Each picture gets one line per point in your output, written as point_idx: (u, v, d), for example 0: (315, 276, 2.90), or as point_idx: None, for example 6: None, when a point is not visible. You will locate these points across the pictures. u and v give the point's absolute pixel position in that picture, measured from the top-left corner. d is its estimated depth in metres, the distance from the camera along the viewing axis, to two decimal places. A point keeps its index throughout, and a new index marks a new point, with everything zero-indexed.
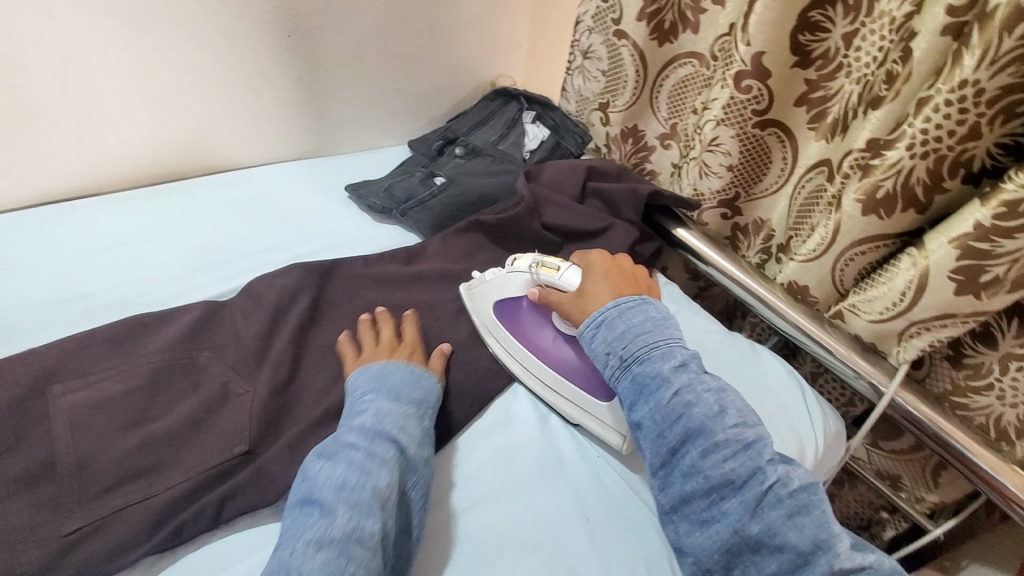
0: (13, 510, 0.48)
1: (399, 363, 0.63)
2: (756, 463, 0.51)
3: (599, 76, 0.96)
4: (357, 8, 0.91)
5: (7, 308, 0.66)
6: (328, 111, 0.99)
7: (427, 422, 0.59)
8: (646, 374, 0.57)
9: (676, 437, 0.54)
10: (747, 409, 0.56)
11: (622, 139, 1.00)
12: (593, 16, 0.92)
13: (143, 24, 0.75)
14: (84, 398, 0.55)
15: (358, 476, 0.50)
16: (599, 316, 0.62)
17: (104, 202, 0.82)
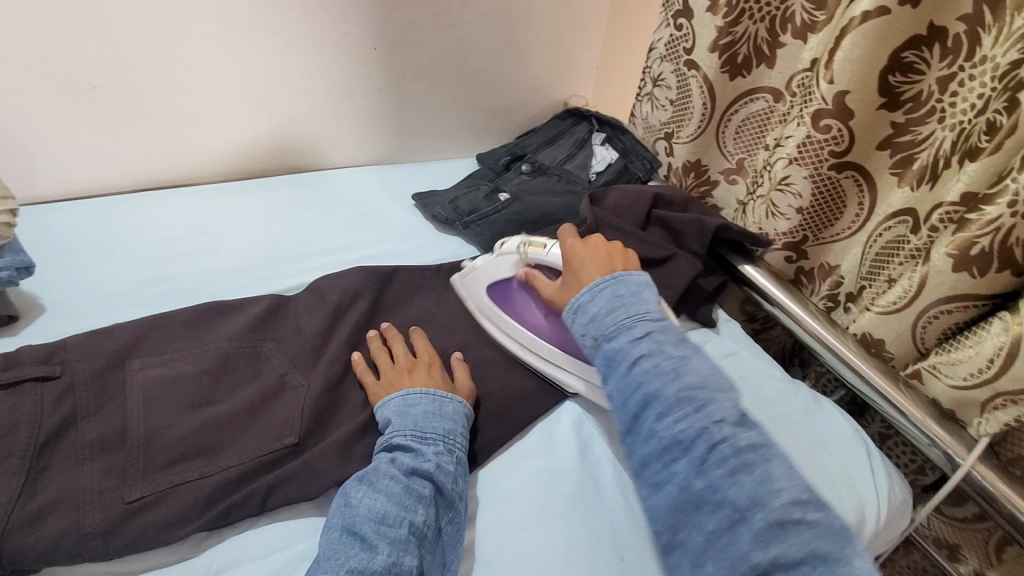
0: (86, 473, 0.51)
1: (421, 389, 0.61)
2: (705, 423, 0.50)
3: (666, 105, 0.96)
4: (441, 26, 0.94)
5: (102, 284, 0.72)
6: (405, 121, 1.03)
7: (462, 451, 0.59)
8: (612, 345, 0.57)
9: (635, 402, 0.53)
10: (711, 373, 0.54)
11: (684, 171, 0.98)
12: (665, 45, 0.91)
13: (245, 31, 0.81)
14: (158, 375, 0.59)
15: (397, 511, 0.51)
16: (576, 301, 0.62)
17: (196, 193, 0.88)
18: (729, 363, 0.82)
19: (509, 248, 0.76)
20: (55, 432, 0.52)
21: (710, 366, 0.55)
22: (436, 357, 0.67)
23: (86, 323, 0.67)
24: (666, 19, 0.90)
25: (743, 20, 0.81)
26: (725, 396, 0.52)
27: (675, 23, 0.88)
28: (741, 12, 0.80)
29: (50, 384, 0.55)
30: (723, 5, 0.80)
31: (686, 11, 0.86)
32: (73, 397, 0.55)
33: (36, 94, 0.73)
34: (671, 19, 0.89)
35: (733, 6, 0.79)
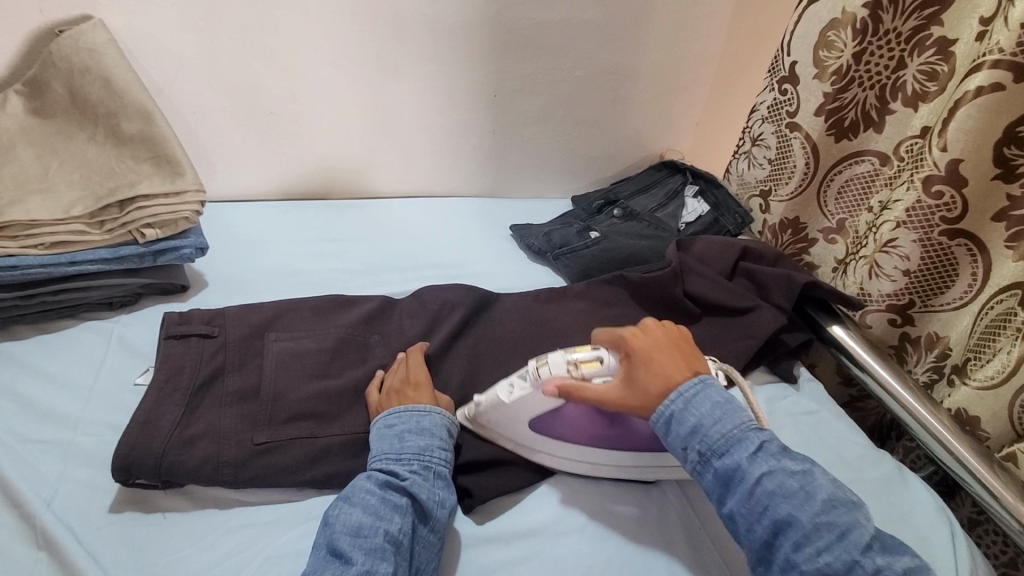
0: (227, 414, 0.62)
1: (400, 407, 0.64)
2: (852, 553, 0.50)
3: (765, 164, 0.99)
4: (554, 80, 1.05)
5: (250, 270, 0.87)
6: (509, 162, 1.14)
7: (439, 464, 0.61)
8: (730, 467, 0.55)
9: (766, 530, 0.52)
10: (837, 489, 0.54)
11: (781, 228, 1.00)
12: (768, 107, 0.95)
13: (388, 75, 0.95)
14: (289, 347, 0.70)
15: (373, 521, 0.53)
16: (666, 409, 0.59)
17: (329, 206, 1.03)
18: (808, 420, 0.81)
19: (552, 368, 0.62)
20: (208, 378, 0.65)
21: (832, 479, 0.55)
22: (424, 377, 0.68)
23: (236, 301, 0.81)
24: (771, 83, 0.94)
25: (852, 87, 0.84)
26: (861, 517, 0.52)
27: (781, 87, 0.92)
28: (851, 78, 0.83)
29: (209, 341, 0.68)
30: (832, 72, 0.84)
31: (792, 77, 0.90)
32: (224, 354, 0.67)
33: (226, 114, 0.91)
34: (776, 83, 0.93)
35: (842, 74, 0.83)
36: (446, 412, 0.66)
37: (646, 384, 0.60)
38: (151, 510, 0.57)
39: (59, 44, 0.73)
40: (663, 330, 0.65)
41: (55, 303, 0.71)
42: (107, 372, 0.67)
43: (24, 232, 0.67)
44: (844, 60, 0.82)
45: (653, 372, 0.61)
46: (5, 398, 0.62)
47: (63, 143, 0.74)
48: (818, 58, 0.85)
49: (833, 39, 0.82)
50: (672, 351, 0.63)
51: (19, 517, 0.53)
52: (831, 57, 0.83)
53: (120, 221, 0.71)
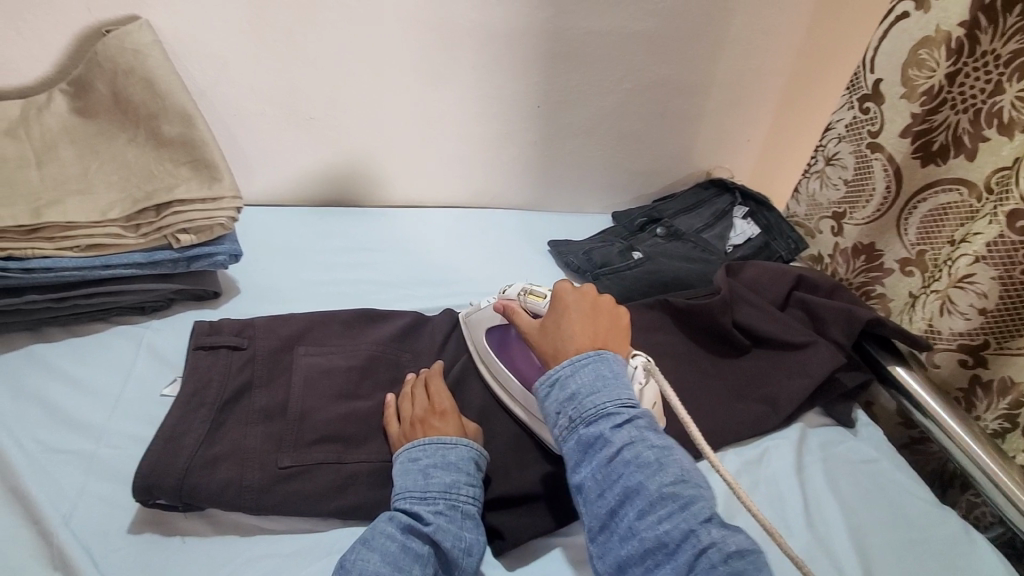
0: (253, 434, 0.60)
1: (426, 438, 0.59)
2: (690, 524, 0.46)
3: (840, 185, 0.92)
4: (601, 92, 1.01)
5: (282, 279, 0.85)
6: (550, 176, 1.10)
7: (467, 503, 0.56)
8: (591, 433, 0.52)
9: (614, 496, 0.50)
10: (691, 468, 0.51)
11: (852, 254, 0.93)
12: (846, 125, 0.90)
13: (430, 84, 0.93)
14: (319, 362, 0.67)
15: (390, 573, 0.49)
16: (554, 374, 0.57)
17: (364, 214, 1.01)
18: (865, 471, 0.75)
19: (509, 293, 0.71)
20: (234, 394, 0.62)
21: (690, 459, 0.52)
22: (450, 404, 0.63)
23: (268, 310, 0.79)
24: (851, 101, 0.89)
25: (943, 109, 0.78)
26: (707, 496, 0.49)
27: (861, 106, 0.87)
28: (942, 100, 0.77)
29: (238, 353, 0.66)
30: (921, 93, 0.79)
31: (875, 95, 0.85)
32: (252, 367, 0.65)
33: (265, 118, 0.90)
34: (856, 101, 0.88)
35: (933, 94, 0.78)
36: (475, 443, 0.61)
37: (551, 326, 0.61)
38: (169, 533, 0.55)
39: (105, 43, 0.72)
40: (605, 299, 0.64)
41: (87, 306, 0.70)
42: (134, 380, 0.65)
43: (59, 233, 0.66)
44: (936, 80, 0.77)
45: (562, 319, 0.61)
46: (32, 404, 0.61)
47: (104, 143, 0.73)
48: (906, 77, 0.80)
49: (924, 57, 0.77)
50: (593, 318, 0.62)
51: (36, 533, 0.51)
52: (921, 76, 0.78)
53: (155, 224, 0.70)
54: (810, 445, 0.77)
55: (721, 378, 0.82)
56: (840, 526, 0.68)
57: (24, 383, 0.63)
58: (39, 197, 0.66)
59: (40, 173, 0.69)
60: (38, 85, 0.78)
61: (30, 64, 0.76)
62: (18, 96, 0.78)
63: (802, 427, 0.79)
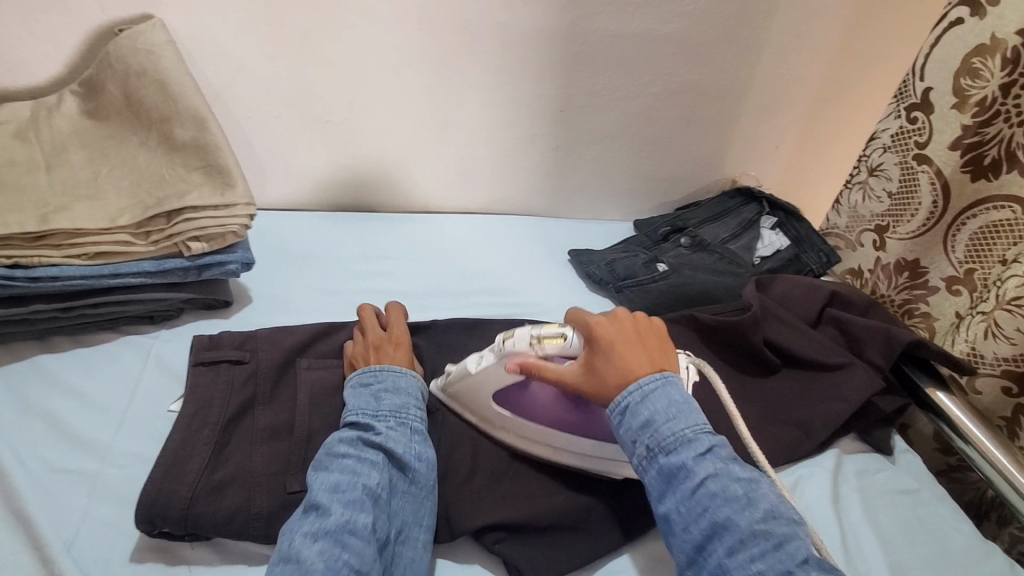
0: (260, 456, 0.57)
1: (377, 363, 0.62)
2: (788, 565, 0.44)
3: (884, 197, 0.88)
4: (628, 96, 0.97)
5: (295, 288, 0.82)
6: (571, 182, 1.07)
7: (415, 418, 0.59)
8: (674, 461, 0.51)
9: (701, 529, 0.48)
10: (780, 501, 0.49)
11: (895, 269, 0.88)
12: (892, 135, 0.86)
13: (451, 87, 0.90)
14: (320, 376, 0.65)
15: (349, 477, 0.52)
16: (623, 402, 0.55)
17: (380, 219, 0.98)
18: (904, 502, 0.71)
19: (515, 343, 0.59)
20: (237, 413, 0.60)
21: (778, 494, 0.51)
22: (405, 337, 0.68)
23: (280, 320, 0.77)
24: (898, 109, 0.85)
25: (996, 121, 0.73)
26: (801, 533, 0.47)
27: (909, 115, 0.83)
28: (995, 112, 0.73)
29: (240, 367, 0.64)
30: (974, 103, 0.74)
31: (924, 104, 0.80)
32: (254, 383, 0.63)
33: (281, 120, 0.87)
34: (904, 110, 0.84)
35: (986, 106, 0.73)
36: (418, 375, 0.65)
37: (602, 367, 0.57)
38: (174, 562, 0.52)
39: (117, 43, 0.70)
40: (643, 317, 0.61)
41: (95, 316, 0.68)
42: (142, 394, 0.63)
43: (67, 241, 0.63)
44: (989, 91, 0.72)
45: (609, 356, 0.57)
46: (36, 418, 0.59)
47: (115, 147, 0.71)
48: (958, 86, 0.76)
49: (978, 66, 0.73)
50: (640, 341, 0.59)
51: (36, 561, 0.49)
52: (975, 86, 0.73)
53: (166, 232, 0.67)
54: (846, 472, 0.73)
55: (751, 399, 0.78)
56: (880, 565, 0.64)
57: (29, 397, 0.61)
58: (47, 203, 0.64)
59: (49, 177, 0.67)
60: (48, 86, 0.76)
61: (41, 64, 0.74)
62: (29, 97, 0.76)
63: (838, 453, 0.75)
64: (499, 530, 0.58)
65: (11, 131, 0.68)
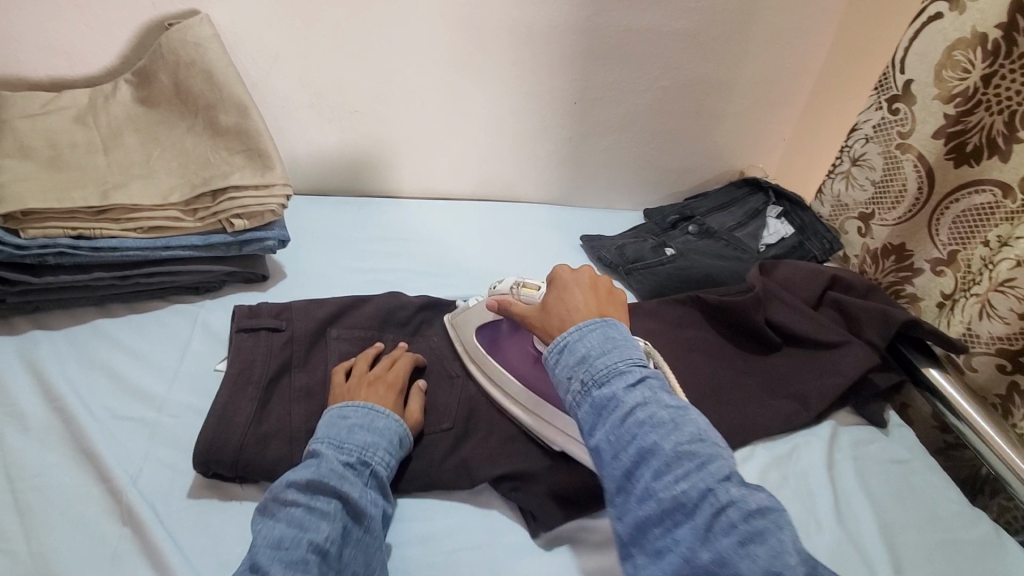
0: (299, 411, 0.63)
1: (363, 401, 0.61)
2: (708, 482, 0.45)
3: (867, 185, 0.94)
4: (638, 89, 1.02)
5: (325, 265, 0.88)
6: (584, 171, 1.12)
7: (380, 462, 0.57)
8: (606, 394, 0.51)
9: (629, 457, 0.48)
10: (709, 427, 0.50)
11: (882, 254, 0.93)
12: (874, 127, 0.91)
13: (471, 80, 0.95)
14: (346, 348, 0.71)
15: (295, 533, 0.50)
16: (563, 340, 0.56)
17: (404, 204, 1.04)
18: (896, 471, 0.76)
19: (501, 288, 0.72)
20: (277, 373, 0.66)
21: (703, 421, 0.51)
22: (400, 379, 0.66)
23: (313, 295, 0.83)
24: (879, 101, 0.90)
25: (978, 110, 0.77)
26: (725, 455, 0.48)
27: (890, 107, 0.88)
28: (976, 102, 0.77)
29: (277, 334, 0.69)
30: (955, 94, 0.79)
31: (906, 95, 0.85)
32: (292, 348, 0.68)
33: (312, 110, 0.93)
34: (885, 102, 0.89)
35: (967, 96, 0.77)
36: (404, 421, 0.63)
37: (552, 304, 0.62)
38: (226, 498, 0.58)
39: (168, 36, 0.76)
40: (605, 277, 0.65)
41: (147, 285, 0.74)
42: (192, 355, 0.69)
43: (123, 216, 0.70)
44: (970, 82, 0.77)
45: (563, 295, 0.62)
46: (100, 373, 0.66)
47: (165, 131, 0.77)
48: (941, 77, 0.80)
49: (959, 59, 0.77)
50: (595, 291, 0.62)
51: (107, 492, 0.55)
52: (956, 78, 0.78)
53: (211, 210, 0.73)
54: (841, 442, 0.78)
55: (752, 374, 0.83)
56: (869, 524, 0.69)
57: (92, 355, 0.68)
58: (106, 180, 0.70)
59: (107, 157, 0.73)
60: (103, 76, 0.82)
61: (97, 56, 0.80)
62: (85, 85, 0.82)
63: (833, 425, 0.80)
64: (515, 480, 0.64)
65: (72, 116, 0.75)
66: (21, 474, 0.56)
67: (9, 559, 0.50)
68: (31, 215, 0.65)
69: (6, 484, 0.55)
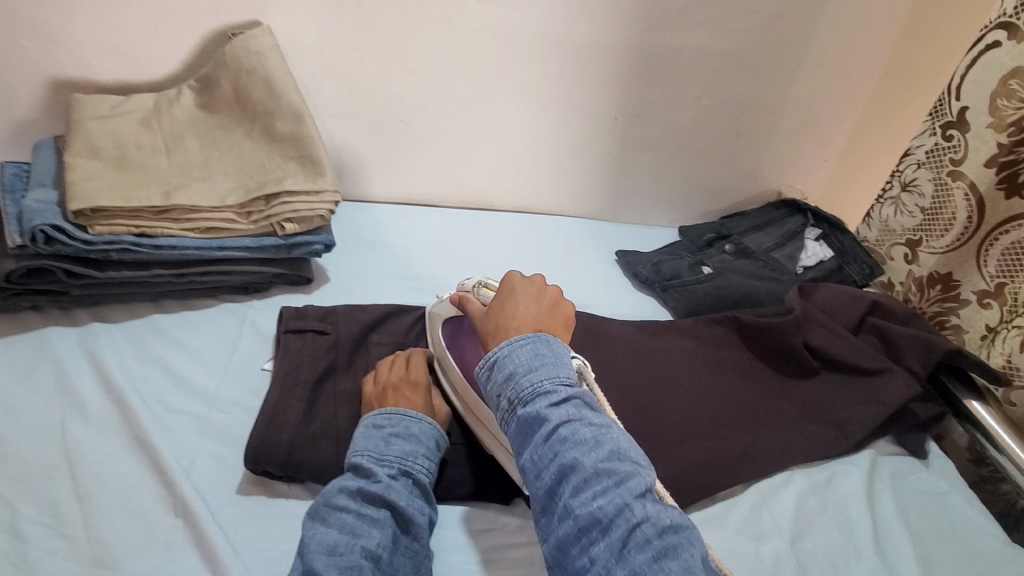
0: (344, 414, 0.65)
1: (396, 408, 0.62)
2: (625, 499, 0.47)
3: (915, 212, 0.95)
4: (680, 108, 1.03)
5: (368, 270, 0.90)
6: (621, 187, 1.12)
7: (421, 470, 0.59)
8: (528, 412, 0.53)
9: (551, 476, 0.50)
10: (631, 446, 0.52)
11: (928, 283, 0.94)
12: (927, 152, 0.93)
13: (516, 93, 0.97)
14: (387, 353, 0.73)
15: (348, 539, 0.51)
16: (493, 355, 0.58)
17: (443, 214, 1.06)
18: (936, 504, 0.75)
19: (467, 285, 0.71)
20: (323, 375, 0.68)
21: (629, 438, 0.53)
22: (422, 378, 0.67)
23: (356, 300, 0.85)
24: (933, 127, 0.92)
25: None
26: (644, 471, 0.50)
27: (945, 133, 0.90)
28: None
29: (323, 337, 0.71)
30: (1009, 123, 0.80)
31: (960, 122, 0.87)
32: (337, 351, 0.70)
33: (359, 120, 0.96)
34: (939, 128, 0.91)
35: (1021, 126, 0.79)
36: (436, 422, 0.64)
37: (494, 309, 0.63)
38: (273, 495, 0.59)
39: (232, 46, 0.79)
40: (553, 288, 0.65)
41: (200, 283, 0.77)
42: (241, 354, 0.71)
43: (183, 216, 0.73)
44: None
45: (507, 301, 0.63)
46: (154, 366, 0.68)
47: (223, 136, 0.80)
48: (994, 106, 0.82)
49: (1014, 88, 0.79)
50: (540, 301, 0.63)
51: (159, 483, 0.57)
52: (1010, 106, 0.80)
53: (265, 213, 0.76)
54: (880, 472, 0.77)
55: (790, 398, 0.81)
56: (910, 557, 0.68)
57: (148, 349, 0.70)
58: (169, 181, 0.73)
59: (169, 159, 0.76)
60: (166, 82, 0.86)
61: (163, 63, 0.84)
62: (148, 90, 0.86)
63: (873, 453, 0.79)
64: None
65: (138, 119, 0.78)
66: (80, 462, 0.58)
67: (68, 544, 0.53)
68: (99, 213, 0.68)
69: (67, 470, 0.57)
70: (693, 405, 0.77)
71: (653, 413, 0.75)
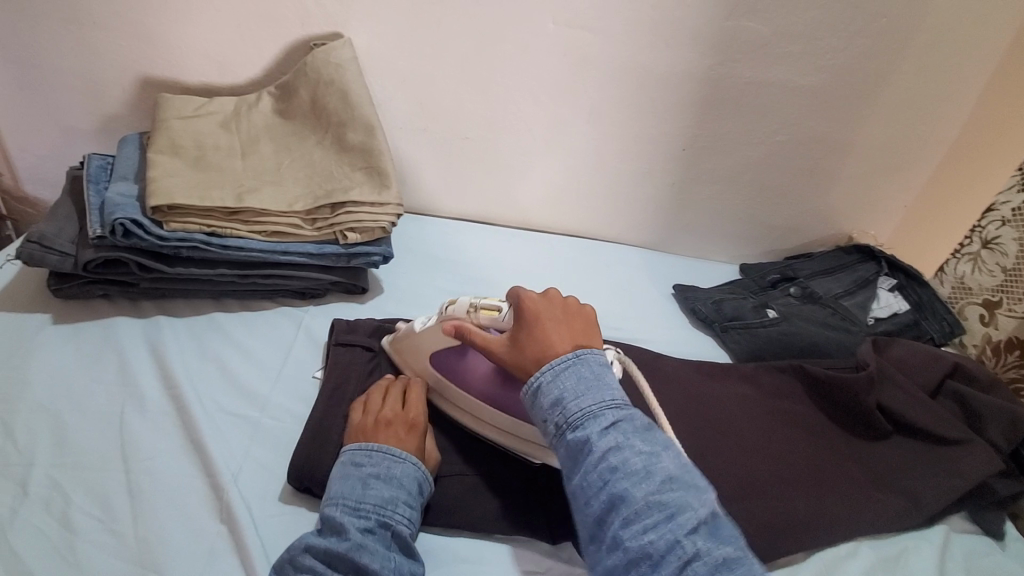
0: None
1: (377, 446, 0.58)
2: (678, 534, 0.44)
3: (996, 271, 0.90)
4: (753, 142, 0.99)
5: (422, 285, 0.90)
6: (684, 218, 1.08)
7: (400, 523, 0.54)
8: (577, 438, 0.50)
9: (600, 504, 0.47)
10: (685, 471, 0.48)
11: (1005, 347, 0.88)
12: (1012, 210, 0.88)
13: (583, 118, 0.95)
14: None
15: None
16: (534, 381, 0.54)
17: (501, 233, 1.05)
18: None
19: (455, 308, 0.64)
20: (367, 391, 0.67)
21: (686, 464, 0.49)
22: (417, 419, 0.63)
23: (407, 314, 0.85)
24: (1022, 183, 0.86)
25: None
26: (702, 498, 0.46)
27: None
28: None
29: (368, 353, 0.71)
30: None
31: None
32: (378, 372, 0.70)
33: (426, 134, 0.96)
34: None
35: None
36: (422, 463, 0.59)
37: (524, 342, 0.57)
38: (314, 509, 0.58)
39: (314, 56, 0.80)
40: (573, 303, 0.61)
41: (261, 286, 0.78)
42: (293, 359, 0.71)
43: (253, 219, 0.74)
44: None
45: (535, 333, 0.57)
46: (210, 365, 0.69)
47: (296, 143, 0.82)
48: None
49: None
50: (568, 322, 0.59)
51: (206, 484, 0.57)
52: None
53: (330, 221, 0.76)
54: (954, 553, 0.70)
55: (858, 461, 0.75)
56: None
57: (205, 347, 0.71)
58: (242, 184, 0.75)
59: (244, 162, 0.78)
60: (247, 86, 0.88)
61: (246, 68, 0.87)
62: (230, 93, 0.89)
63: (946, 531, 0.72)
64: None
65: (218, 121, 0.80)
66: (135, 454, 0.58)
67: (115, 538, 0.53)
68: (175, 210, 0.70)
69: (121, 462, 0.58)
70: (751, 458, 0.73)
71: (708, 462, 0.71)
